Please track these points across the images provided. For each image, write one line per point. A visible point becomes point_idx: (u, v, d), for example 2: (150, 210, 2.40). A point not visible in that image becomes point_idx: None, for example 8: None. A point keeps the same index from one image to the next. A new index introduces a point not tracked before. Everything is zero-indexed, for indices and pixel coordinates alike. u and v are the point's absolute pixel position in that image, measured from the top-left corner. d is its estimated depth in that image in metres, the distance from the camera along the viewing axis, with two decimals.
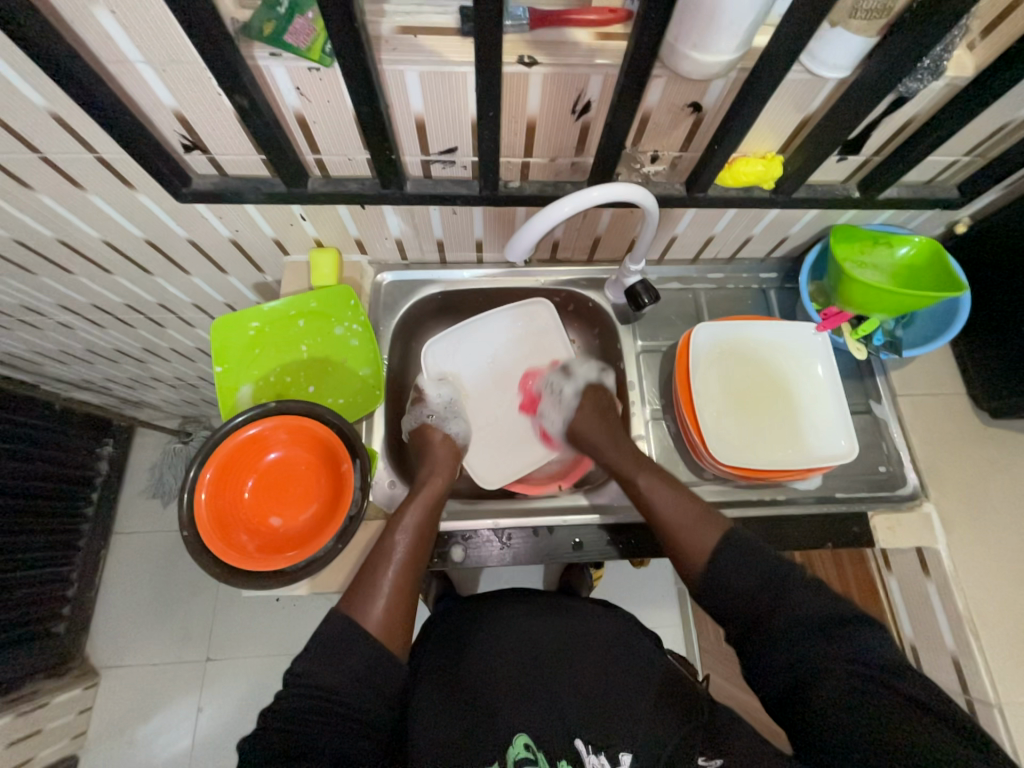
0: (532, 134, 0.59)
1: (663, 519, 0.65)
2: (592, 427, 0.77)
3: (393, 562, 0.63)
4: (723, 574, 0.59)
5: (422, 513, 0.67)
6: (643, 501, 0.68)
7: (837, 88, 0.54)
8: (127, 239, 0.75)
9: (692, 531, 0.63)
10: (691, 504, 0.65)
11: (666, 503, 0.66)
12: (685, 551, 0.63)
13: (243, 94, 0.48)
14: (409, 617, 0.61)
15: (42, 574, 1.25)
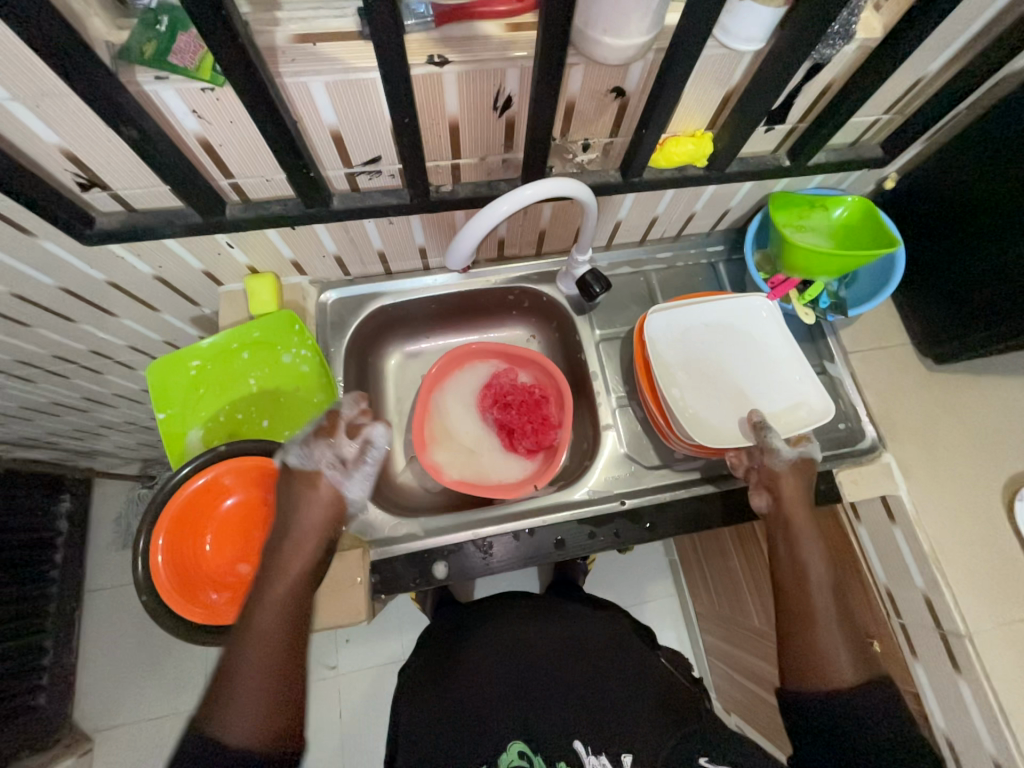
0: (457, 135, 0.56)
1: (819, 630, 0.58)
2: (794, 491, 0.67)
3: (256, 653, 0.50)
4: (854, 717, 0.53)
5: (287, 589, 0.54)
6: (805, 603, 0.60)
7: (753, 60, 0.53)
8: (39, 290, 0.69)
9: (838, 657, 0.56)
10: (849, 626, 0.59)
11: (828, 613, 0.59)
12: (824, 662, 0.56)
13: (131, 125, 0.44)
14: (288, 709, 0.49)
15: (9, 648, 1.18)
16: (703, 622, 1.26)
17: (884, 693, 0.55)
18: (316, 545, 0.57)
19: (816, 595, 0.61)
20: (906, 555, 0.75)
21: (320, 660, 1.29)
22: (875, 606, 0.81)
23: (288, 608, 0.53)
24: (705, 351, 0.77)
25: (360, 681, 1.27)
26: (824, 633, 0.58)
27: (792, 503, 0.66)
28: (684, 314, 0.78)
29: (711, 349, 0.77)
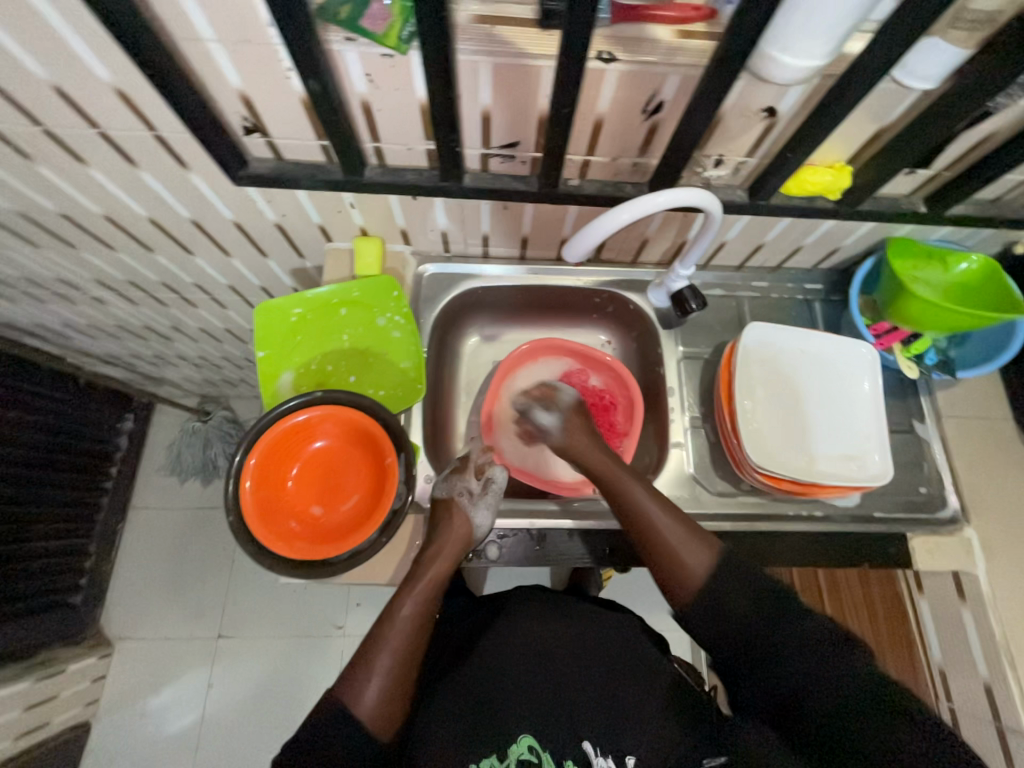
0: (598, 132, 0.57)
1: (653, 544, 0.62)
2: (584, 445, 0.71)
3: (388, 645, 0.59)
4: (722, 601, 0.58)
5: (420, 595, 0.63)
6: (640, 516, 0.64)
7: (919, 99, 0.52)
8: (172, 218, 0.74)
9: (685, 552, 0.61)
10: (683, 523, 0.63)
11: (731, 587, 0.59)
12: (678, 584, 0.60)
13: (316, 79, 0.47)
14: (401, 696, 0.58)
15: (59, 544, 1.27)
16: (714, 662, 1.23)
17: (817, 650, 0.54)
18: (452, 562, 0.65)
19: (728, 578, 0.59)
20: (972, 639, 0.71)
21: (330, 617, 1.43)
22: (921, 681, 0.79)
23: (419, 615, 0.61)
24: (781, 388, 0.75)
25: None
26: (739, 613, 0.57)
27: (581, 452, 0.71)
28: (766, 346, 0.75)
29: (786, 389, 0.75)
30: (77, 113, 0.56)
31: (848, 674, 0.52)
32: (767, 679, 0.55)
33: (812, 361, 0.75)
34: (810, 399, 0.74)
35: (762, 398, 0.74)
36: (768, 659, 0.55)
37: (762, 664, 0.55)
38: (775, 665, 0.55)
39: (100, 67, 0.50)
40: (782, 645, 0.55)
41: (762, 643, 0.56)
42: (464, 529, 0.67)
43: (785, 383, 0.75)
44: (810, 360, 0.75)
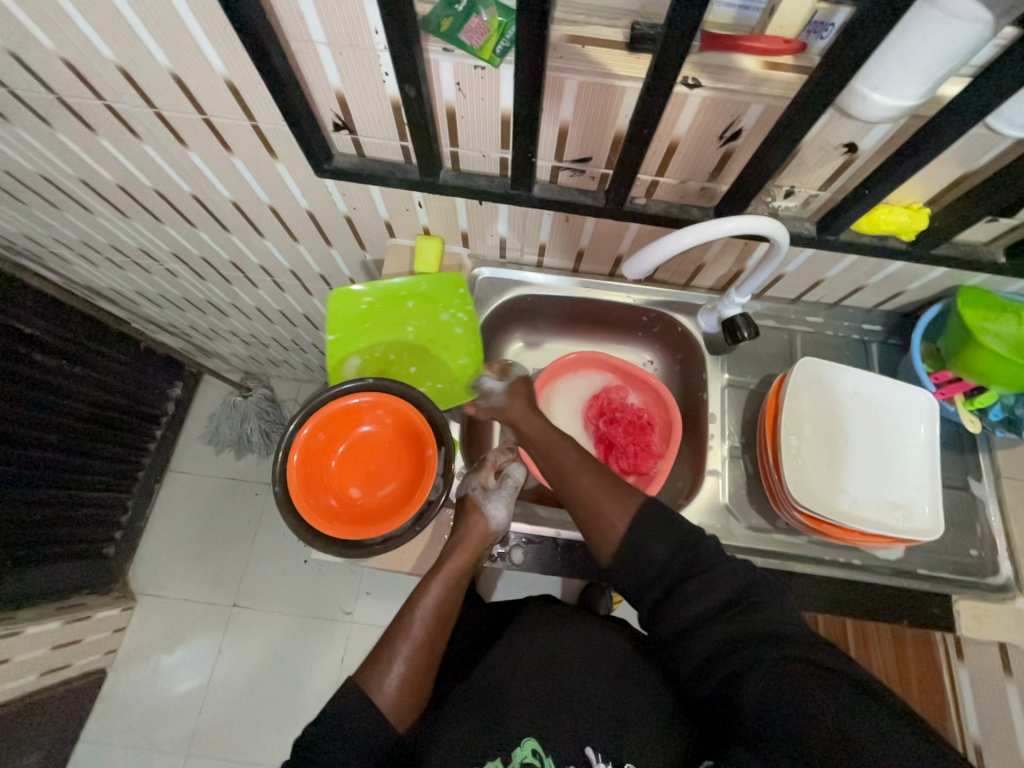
0: (671, 154, 0.58)
1: (580, 496, 0.62)
2: (519, 414, 0.73)
3: (410, 637, 0.60)
4: (641, 549, 0.56)
5: (441, 587, 0.65)
6: (569, 476, 0.64)
7: (1013, 147, 0.51)
8: (253, 202, 0.79)
9: (605, 502, 0.60)
10: (610, 475, 0.63)
11: (656, 540, 0.57)
12: (600, 531, 0.59)
13: (412, 84, 0.49)
14: (422, 690, 0.59)
15: (103, 495, 1.34)
16: None
17: (779, 664, 0.47)
18: (473, 556, 0.67)
19: (688, 580, 0.54)
20: (1017, 716, 0.68)
21: (340, 602, 1.46)
22: None
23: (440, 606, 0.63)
24: (826, 426, 0.73)
25: (367, 633, 1.43)
26: (704, 618, 0.53)
27: (518, 419, 0.73)
28: (812, 384, 0.74)
29: (831, 427, 0.72)
30: (188, 99, 0.60)
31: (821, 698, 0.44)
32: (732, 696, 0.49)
33: (864, 400, 0.73)
34: (858, 440, 0.72)
35: (807, 436, 0.72)
36: (731, 669, 0.50)
37: (726, 678, 0.50)
38: (737, 680, 0.49)
39: (217, 59, 0.54)
40: (745, 653, 0.49)
41: (725, 652, 0.51)
42: (481, 524, 0.69)
43: (831, 420, 0.73)
44: (859, 400, 0.73)
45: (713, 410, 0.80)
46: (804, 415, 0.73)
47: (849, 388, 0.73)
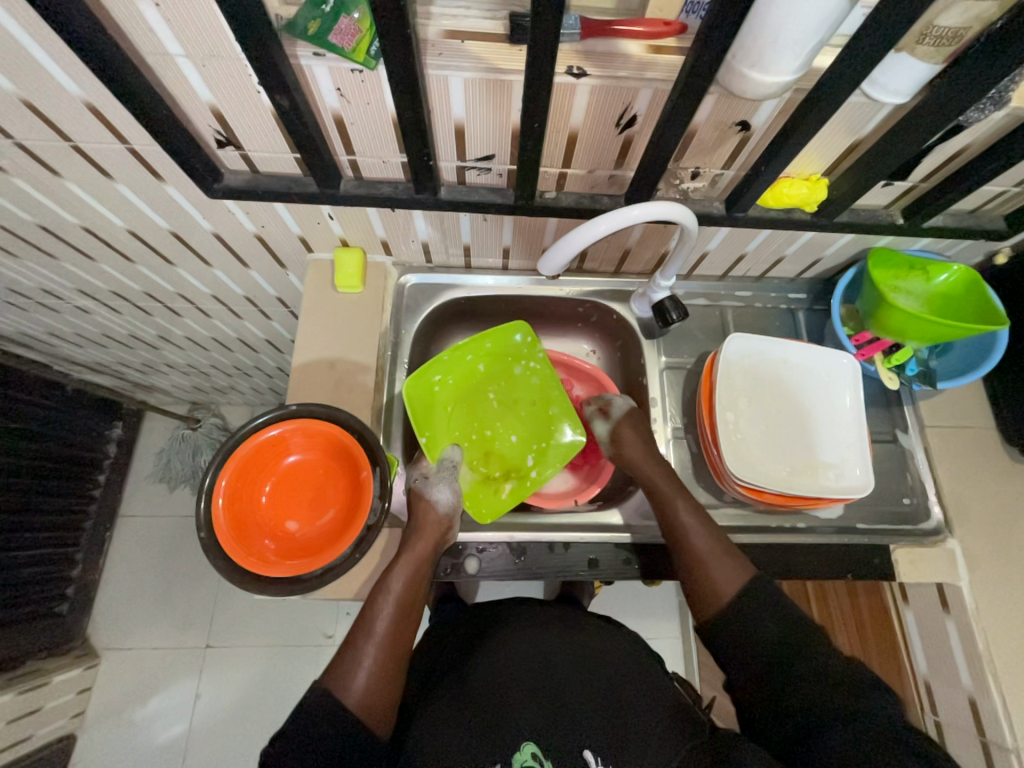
0: (573, 145, 0.57)
1: (687, 558, 0.64)
2: (637, 456, 0.72)
3: (375, 636, 0.58)
4: (748, 623, 0.58)
5: (405, 581, 0.62)
6: (678, 534, 0.65)
7: (892, 113, 0.52)
8: (151, 229, 0.73)
9: (715, 568, 0.62)
10: (718, 540, 0.64)
11: (758, 617, 0.58)
12: (701, 593, 0.62)
13: (284, 94, 0.47)
14: (393, 689, 0.57)
15: (45, 553, 1.26)
16: (705, 671, 1.22)
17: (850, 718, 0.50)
18: (432, 546, 0.65)
19: (780, 650, 0.56)
20: (956, 650, 0.72)
21: (320, 628, 1.41)
22: (909, 694, 0.79)
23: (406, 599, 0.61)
24: (761, 382, 0.75)
25: None
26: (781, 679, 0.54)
27: (635, 462, 0.72)
28: (748, 344, 0.75)
29: (765, 383, 0.75)
30: (48, 126, 0.55)
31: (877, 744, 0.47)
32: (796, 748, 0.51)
33: (797, 356, 0.75)
34: (790, 393, 0.74)
35: (742, 410, 0.74)
36: (802, 728, 0.51)
37: (791, 731, 0.52)
38: (806, 739, 0.50)
39: (69, 82, 0.50)
40: (814, 710, 0.51)
41: (805, 717, 0.52)
42: (433, 511, 0.67)
43: (765, 376, 0.75)
44: (792, 358, 0.75)
45: (653, 394, 0.80)
46: (740, 372, 0.75)
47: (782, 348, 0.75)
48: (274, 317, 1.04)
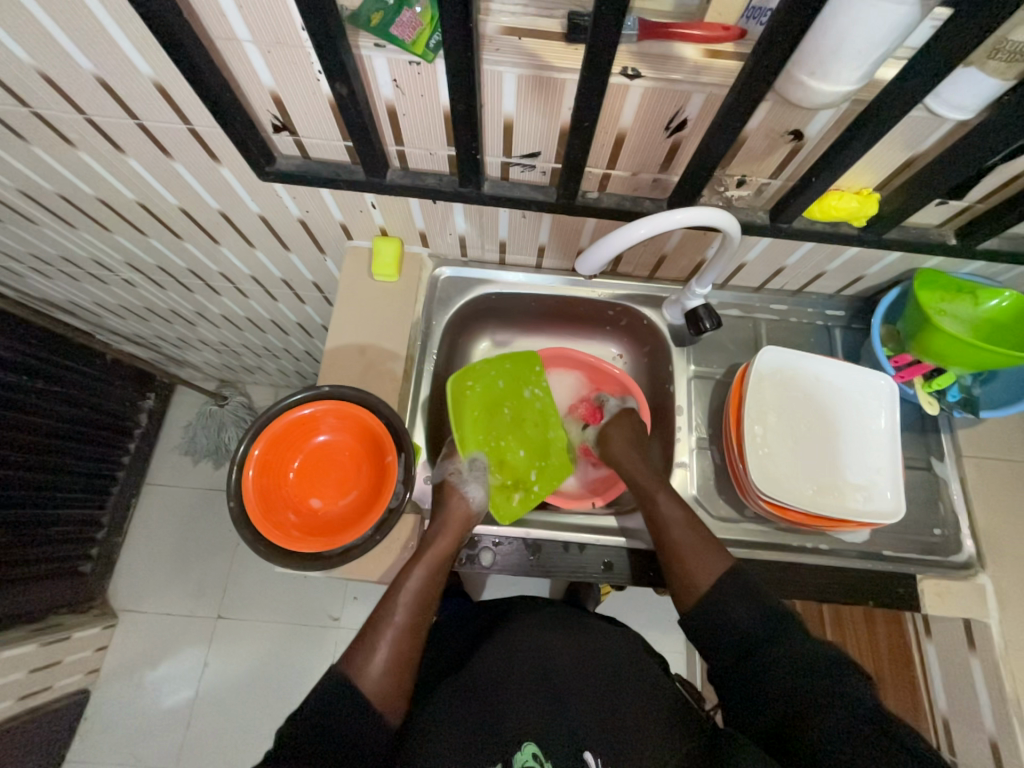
0: (619, 146, 0.57)
1: (664, 542, 0.65)
2: (626, 455, 0.76)
3: (395, 623, 0.60)
4: (721, 608, 0.59)
5: (426, 573, 0.63)
6: (655, 521, 0.67)
7: (953, 130, 0.51)
8: (202, 208, 0.76)
9: (692, 556, 0.63)
10: (699, 532, 0.65)
11: (739, 604, 0.59)
12: (676, 572, 0.63)
13: (344, 83, 0.48)
14: (408, 677, 0.58)
15: (76, 513, 1.31)
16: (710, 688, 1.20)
17: (852, 722, 0.49)
18: (455, 541, 0.66)
19: (775, 647, 0.55)
20: (979, 689, 0.69)
21: (327, 609, 1.44)
22: (924, 728, 0.77)
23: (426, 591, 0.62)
24: (794, 401, 0.73)
25: None
26: (777, 678, 0.54)
27: (624, 460, 0.75)
28: (781, 359, 0.74)
29: (797, 404, 0.73)
30: (117, 103, 0.58)
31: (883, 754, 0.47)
32: (791, 739, 0.52)
33: (830, 379, 0.73)
34: (825, 413, 0.73)
35: (771, 424, 0.72)
36: (792, 719, 0.52)
37: (784, 720, 0.52)
38: (800, 731, 0.51)
39: (142, 62, 0.52)
40: (806, 704, 0.52)
41: (800, 711, 0.52)
42: (461, 507, 0.69)
43: (799, 396, 0.73)
44: (827, 379, 0.73)
45: (679, 402, 0.80)
46: (773, 389, 0.74)
47: (816, 367, 0.73)
48: (307, 301, 1.07)
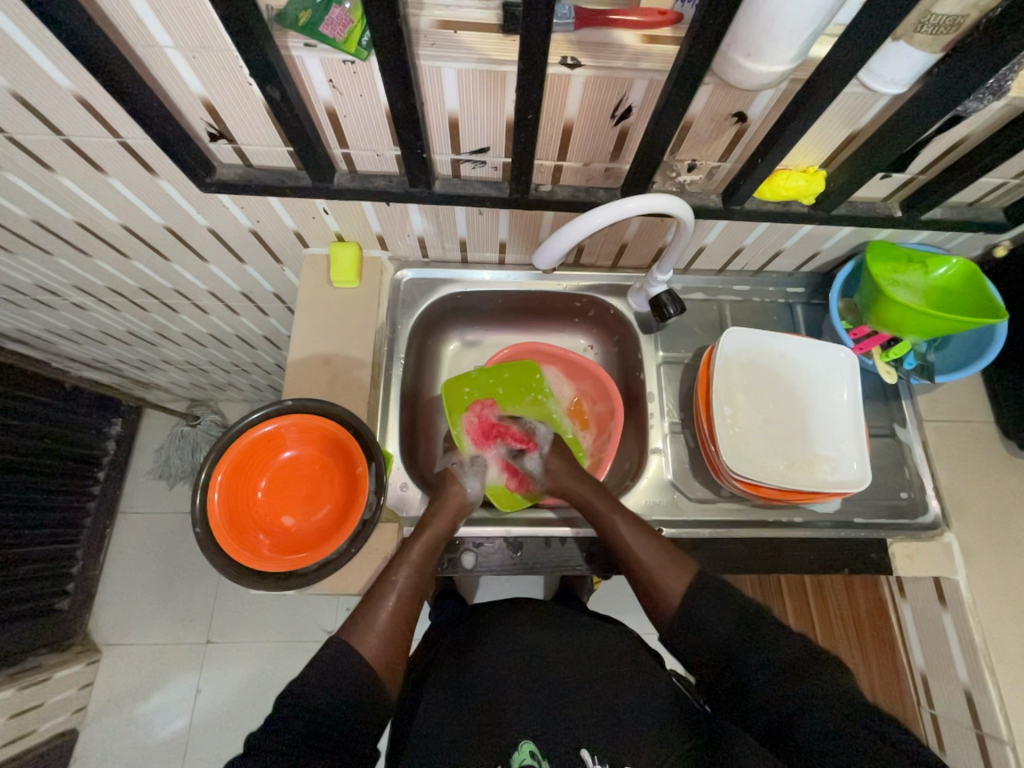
0: (568, 137, 0.57)
1: (632, 565, 0.63)
2: (566, 479, 0.73)
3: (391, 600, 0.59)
4: (699, 621, 0.58)
5: (423, 554, 0.64)
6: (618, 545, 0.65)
7: (889, 104, 0.52)
8: (146, 224, 0.73)
9: (661, 574, 0.62)
10: (659, 544, 0.64)
11: (713, 614, 0.58)
12: (651, 596, 0.61)
13: (275, 86, 0.46)
14: (399, 657, 0.57)
15: (45, 550, 1.26)
16: None
17: (840, 719, 0.49)
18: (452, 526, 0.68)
19: (756, 654, 0.54)
20: (952, 643, 0.72)
21: (320, 623, 1.42)
22: (905, 689, 0.80)
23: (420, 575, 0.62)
24: (769, 369, 0.75)
25: None
26: (763, 688, 0.53)
27: (566, 486, 0.73)
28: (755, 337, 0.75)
29: (772, 372, 0.75)
30: (39, 119, 0.55)
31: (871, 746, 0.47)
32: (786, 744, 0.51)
33: (802, 350, 0.75)
34: (799, 379, 0.74)
35: (739, 404, 0.74)
36: (781, 722, 0.51)
37: (777, 728, 0.51)
38: (792, 737, 0.50)
39: (60, 75, 0.50)
40: (789, 705, 0.51)
41: (788, 716, 0.51)
42: (459, 494, 0.71)
43: (774, 364, 0.75)
44: (798, 351, 0.75)
45: (650, 388, 0.80)
46: (751, 357, 0.75)
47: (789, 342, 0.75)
48: (271, 313, 1.04)
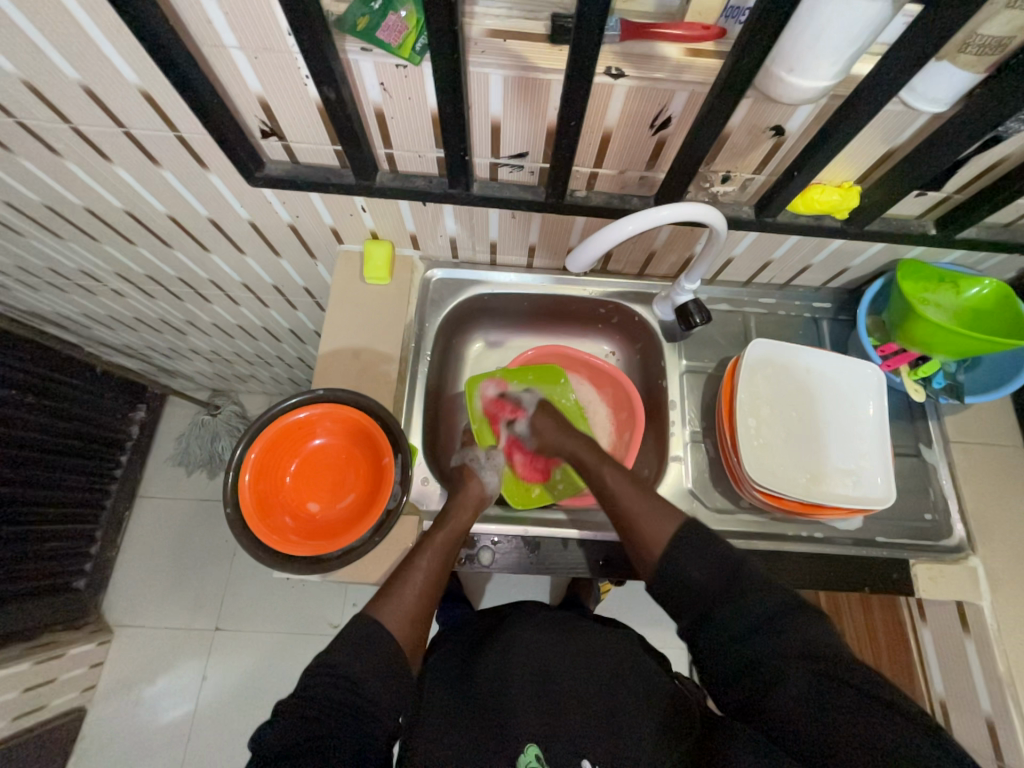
0: (606, 145, 0.58)
1: (620, 512, 0.64)
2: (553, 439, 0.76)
3: (416, 582, 0.60)
4: (681, 562, 0.56)
5: (445, 541, 0.65)
6: (607, 495, 0.67)
7: (929, 122, 0.52)
8: (190, 216, 0.76)
9: (645, 518, 0.61)
10: (648, 496, 0.64)
11: (694, 563, 0.56)
12: (634, 544, 0.61)
13: (332, 86, 0.48)
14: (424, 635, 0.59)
15: (68, 528, 1.29)
16: None
17: (813, 686, 0.47)
18: (472, 515, 0.69)
19: (750, 609, 0.52)
20: (975, 672, 0.70)
21: (326, 617, 1.43)
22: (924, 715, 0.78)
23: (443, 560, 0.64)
24: (793, 379, 0.75)
25: None
26: (749, 648, 0.51)
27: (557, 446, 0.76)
28: (781, 348, 0.75)
29: (795, 382, 0.75)
30: (103, 112, 0.58)
31: (853, 745, 0.43)
32: (758, 708, 0.48)
33: (826, 361, 0.74)
34: (823, 391, 0.74)
35: (762, 415, 0.73)
36: (760, 689, 0.49)
37: (755, 691, 0.49)
38: (766, 697, 0.48)
39: (128, 70, 0.52)
40: (771, 673, 0.49)
41: (766, 677, 0.49)
42: (478, 487, 0.72)
43: (796, 375, 0.75)
44: (822, 363, 0.74)
45: (672, 396, 0.81)
46: (774, 366, 0.75)
47: (813, 355, 0.74)
48: (299, 307, 1.07)
